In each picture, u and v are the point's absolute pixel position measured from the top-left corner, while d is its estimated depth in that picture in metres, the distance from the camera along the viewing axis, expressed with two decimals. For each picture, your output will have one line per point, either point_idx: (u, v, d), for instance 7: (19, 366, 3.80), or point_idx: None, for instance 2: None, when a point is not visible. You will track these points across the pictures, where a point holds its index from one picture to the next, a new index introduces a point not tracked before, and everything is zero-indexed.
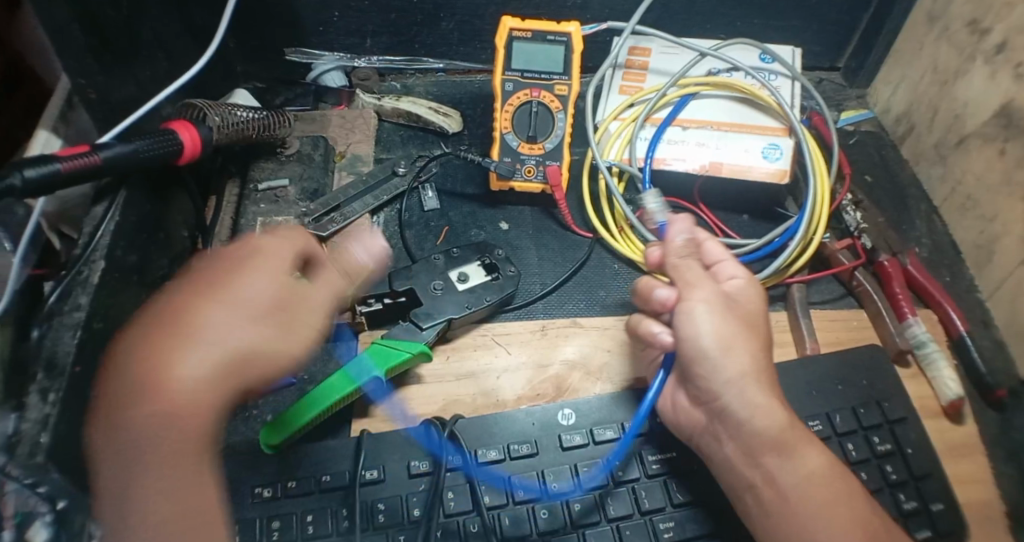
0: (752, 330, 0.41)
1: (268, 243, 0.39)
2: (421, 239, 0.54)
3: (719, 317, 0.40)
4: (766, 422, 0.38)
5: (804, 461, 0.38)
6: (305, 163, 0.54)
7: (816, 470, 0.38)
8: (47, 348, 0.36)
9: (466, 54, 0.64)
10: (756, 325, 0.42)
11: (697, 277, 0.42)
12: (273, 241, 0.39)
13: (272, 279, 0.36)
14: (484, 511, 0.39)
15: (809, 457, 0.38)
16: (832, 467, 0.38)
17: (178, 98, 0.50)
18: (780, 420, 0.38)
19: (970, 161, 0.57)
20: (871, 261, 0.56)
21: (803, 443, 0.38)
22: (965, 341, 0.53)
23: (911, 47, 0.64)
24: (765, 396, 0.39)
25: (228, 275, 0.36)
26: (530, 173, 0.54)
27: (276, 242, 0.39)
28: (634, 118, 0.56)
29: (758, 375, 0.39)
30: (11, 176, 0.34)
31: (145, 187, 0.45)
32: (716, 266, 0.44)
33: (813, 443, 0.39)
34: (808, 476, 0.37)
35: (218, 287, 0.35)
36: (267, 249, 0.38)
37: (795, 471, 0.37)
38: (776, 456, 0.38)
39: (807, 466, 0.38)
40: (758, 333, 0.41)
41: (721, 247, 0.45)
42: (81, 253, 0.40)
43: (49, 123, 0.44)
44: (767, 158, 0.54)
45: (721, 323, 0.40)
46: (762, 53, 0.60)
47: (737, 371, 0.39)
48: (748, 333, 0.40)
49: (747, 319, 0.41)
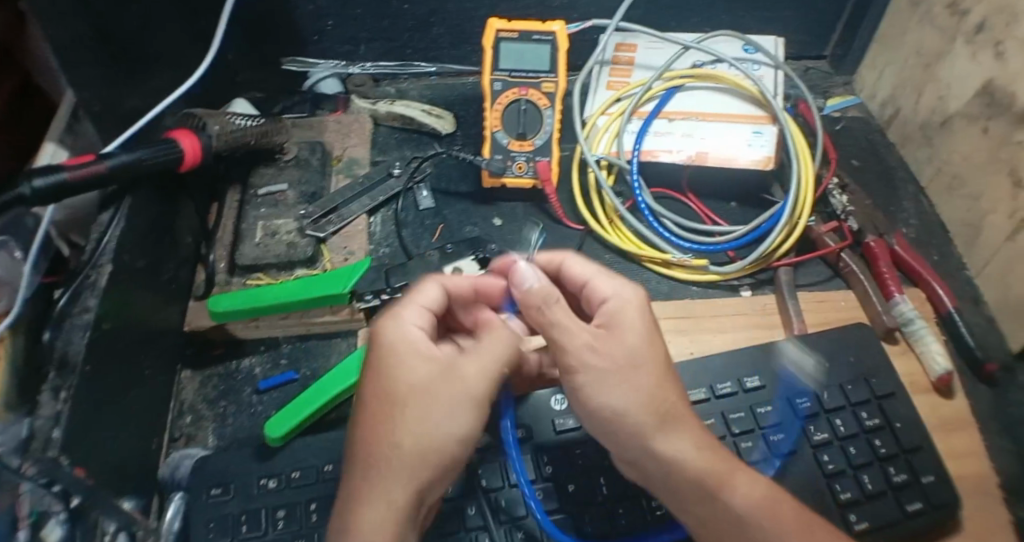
0: (637, 362, 0.35)
1: (391, 322, 0.36)
2: (417, 237, 0.55)
3: (598, 385, 0.35)
4: (685, 469, 0.34)
5: (733, 500, 0.34)
6: (302, 168, 0.56)
7: (761, 496, 0.35)
8: (59, 349, 0.38)
9: (457, 57, 0.66)
10: (642, 353, 0.36)
11: (571, 325, 0.36)
12: (399, 316, 0.37)
13: (418, 357, 0.34)
14: (481, 494, 0.41)
15: (738, 491, 0.34)
16: (767, 490, 0.35)
17: (180, 107, 0.52)
18: (703, 464, 0.34)
19: (955, 141, 0.58)
20: (858, 243, 0.57)
21: (732, 471, 0.35)
22: (954, 318, 0.53)
23: (895, 31, 0.65)
24: (682, 441, 0.35)
25: (383, 363, 0.35)
26: (521, 169, 0.56)
27: (406, 313, 0.37)
28: (621, 112, 0.58)
29: (671, 417, 0.35)
30: (21, 186, 0.37)
31: (149, 193, 0.47)
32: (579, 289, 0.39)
33: (743, 470, 0.36)
34: (743, 515, 0.34)
35: (376, 380, 0.34)
36: (393, 330, 0.36)
37: (725, 515, 0.34)
38: (704, 502, 0.34)
39: (736, 506, 0.34)
40: (655, 362, 0.36)
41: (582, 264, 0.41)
42: (88, 257, 0.41)
43: (55, 135, 0.46)
44: (752, 146, 0.56)
45: (607, 391, 0.34)
46: (744, 44, 0.62)
47: (646, 426, 0.34)
48: (636, 381, 0.35)
49: (641, 351, 0.36)
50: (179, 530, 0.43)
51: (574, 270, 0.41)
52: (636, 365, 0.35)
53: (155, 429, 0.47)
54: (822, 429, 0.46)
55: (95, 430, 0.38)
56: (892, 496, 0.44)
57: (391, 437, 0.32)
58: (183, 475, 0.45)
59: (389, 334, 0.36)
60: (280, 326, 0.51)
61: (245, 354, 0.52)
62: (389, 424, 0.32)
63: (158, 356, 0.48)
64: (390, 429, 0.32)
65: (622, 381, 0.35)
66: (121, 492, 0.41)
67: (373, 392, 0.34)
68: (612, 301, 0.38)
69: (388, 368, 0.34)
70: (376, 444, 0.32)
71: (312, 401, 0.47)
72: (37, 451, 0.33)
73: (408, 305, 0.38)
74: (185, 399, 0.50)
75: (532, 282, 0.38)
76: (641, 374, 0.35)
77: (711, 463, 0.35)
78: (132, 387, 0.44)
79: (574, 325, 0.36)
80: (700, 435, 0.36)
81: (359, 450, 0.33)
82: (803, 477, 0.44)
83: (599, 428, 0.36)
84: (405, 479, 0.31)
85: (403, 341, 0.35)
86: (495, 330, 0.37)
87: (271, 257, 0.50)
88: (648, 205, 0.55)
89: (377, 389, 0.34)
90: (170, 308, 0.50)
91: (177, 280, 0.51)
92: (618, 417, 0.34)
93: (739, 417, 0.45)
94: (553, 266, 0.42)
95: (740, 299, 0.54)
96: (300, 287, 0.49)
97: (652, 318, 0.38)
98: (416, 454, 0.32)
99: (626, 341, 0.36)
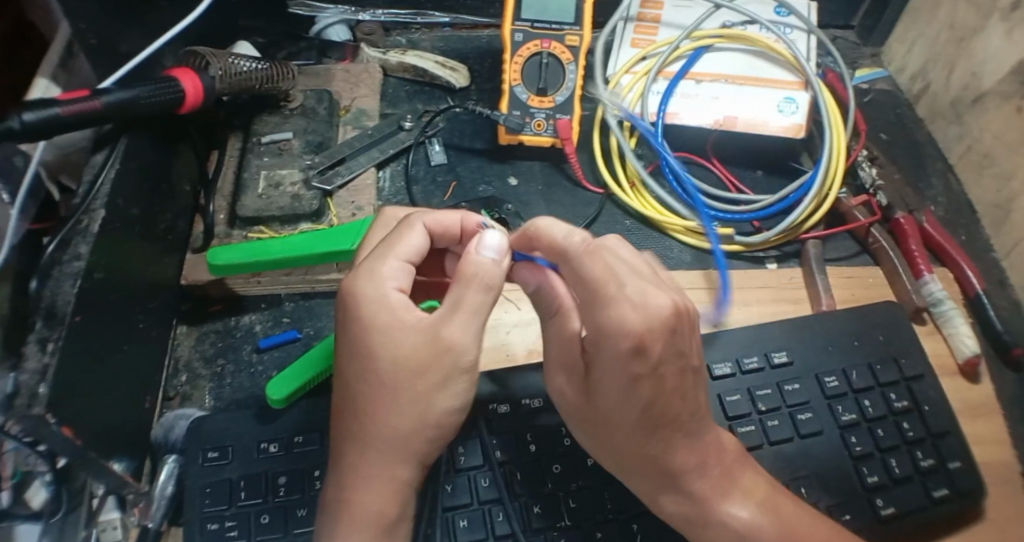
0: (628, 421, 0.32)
1: (369, 283, 0.33)
2: (428, 194, 0.54)
3: (583, 425, 0.35)
4: (685, 505, 0.34)
5: (714, 535, 0.34)
6: (309, 117, 0.53)
7: (758, 524, 0.34)
8: (47, 298, 0.34)
9: (473, 7, 0.63)
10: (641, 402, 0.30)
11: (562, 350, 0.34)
12: (377, 273, 0.33)
13: (408, 328, 0.32)
14: (496, 466, 0.40)
15: (724, 527, 0.34)
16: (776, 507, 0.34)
17: (181, 45, 0.49)
18: (703, 491, 0.34)
19: (988, 119, 0.55)
20: (886, 219, 0.55)
21: (726, 493, 0.34)
22: (982, 301, 0.52)
23: (929, 3, 0.61)
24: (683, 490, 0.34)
25: (362, 333, 0.32)
26: (540, 126, 0.54)
27: (386, 271, 0.33)
28: (646, 71, 0.55)
29: (664, 467, 0.33)
30: (9, 119, 0.33)
31: (145, 137, 0.43)
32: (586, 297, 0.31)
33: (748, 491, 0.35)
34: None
35: (355, 350, 0.33)
36: (374, 293, 0.33)
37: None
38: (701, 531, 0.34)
39: (728, 537, 0.34)
40: (637, 423, 0.31)
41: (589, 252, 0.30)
42: (80, 201, 0.38)
43: (48, 70, 0.43)
44: (783, 112, 0.53)
45: (588, 430, 0.35)
46: (777, 5, 0.58)
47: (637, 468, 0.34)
48: (613, 436, 0.33)
49: (616, 414, 0.31)
50: (173, 493, 0.41)
51: (579, 273, 0.30)
52: (610, 425, 0.33)
53: (150, 387, 0.44)
54: (849, 409, 0.44)
55: (86, 386, 0.35)
56: (917, 481, 0.42)
57: (380, 416, 0.32)
58: (178, 437, 0.43)
59: (371, 299, 0.32)
60: (283, 282, 0.49)
61: (245, 311, 0.50)
62: (377, 405, 0.32)
63: (154, 310, 0.45)
64: (375, 410, 0.32)
65: (600, 433, 0.34)
66: (111, 455, 0.38)
67: (356, 363, 0.33)
68: (597, 344, 0.30)
69: (370, 340, 0.32)
70: (365, 420, 0.32)
71: (319, 361, 0.45)
72: (19, 410, 0.30)
73: (387, 259, 0.34)
74: (180, 355, 0.48)
75: (497, 257, 0.31)
76: (618, 431, 0.33)
77: (692, 507, 0.34)
78: (126, 341, 0.41)
79: (568, 354, 0.34)
80: (686, 482, 0.34)
81: (346, 422, 0.33)
82: (827, 459, 0.43)
83: (599, 457, 0.37)
84: (402, 456, 0.32)
85: (383, 309, 0.32)
86: (465, 289, 0.31)
87: (275, 210, 0.48)
88: (672, 168, 0.52)
89: (358, 362, 0.33)
90: (166, 260, 0.47)
91: (174, 231, 0.48)
92: (608, 455, 0.35)
93: (766, 394, 0.44)
94: (563, 247, 0.31)
95: (763, 272, 0.52)
96: (310, 240, 0.47)
97: (650, 367, 0.29)
98: (407, 432, 0.32)
99: (604, 400, 0.31)
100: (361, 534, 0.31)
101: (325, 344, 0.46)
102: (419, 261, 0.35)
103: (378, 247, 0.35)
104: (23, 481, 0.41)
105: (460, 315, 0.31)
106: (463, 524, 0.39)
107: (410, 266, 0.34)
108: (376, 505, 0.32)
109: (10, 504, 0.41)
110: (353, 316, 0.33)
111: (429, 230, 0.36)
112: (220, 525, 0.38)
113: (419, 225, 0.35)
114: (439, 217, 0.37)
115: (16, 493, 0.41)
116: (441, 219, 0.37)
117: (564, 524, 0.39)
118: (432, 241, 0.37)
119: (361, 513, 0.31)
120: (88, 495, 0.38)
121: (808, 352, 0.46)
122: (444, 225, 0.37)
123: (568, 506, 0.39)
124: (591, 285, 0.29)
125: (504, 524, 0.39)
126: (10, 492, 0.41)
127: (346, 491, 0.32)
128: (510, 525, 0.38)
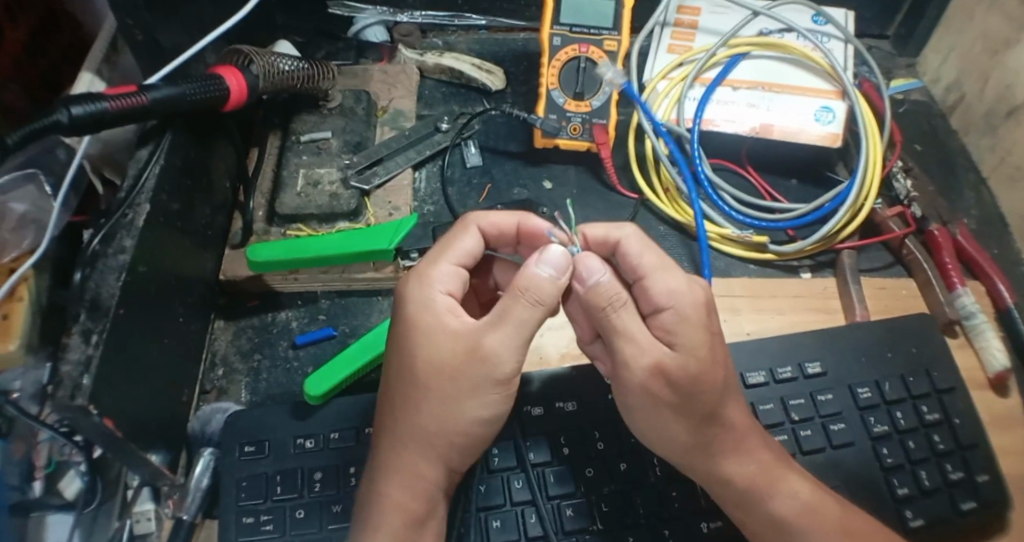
0: (694, 398, 0.34)
1: (417, 286, 0.34)
2: (463, 195, 0.54)
3: (657, 408, 0.35)
4: (734, 482, 0.37)
5: (772, 507, 0.37)
6: (347, 117, 0.53)
7: (808, 502, 0.37)
8: (90, 290, 0.34)
9: (508, 10, 0.63)
10: (705, 377, 0.34)
11: (640, 333, 0.33)
12: (427, 277, 0.35)
13: (448, 334, 0.32)
14: (529, 468, 0.40)
15: (778, 500, 0.37)
16: (815, 493, 0.38)
17: (223, 44, 0.49)
18: (750, 471, 0.37)
19: (1020, 132, 0.54)
20: (920, 230, 0.54)
21: (777, 479, 0.37)
22: (1012, 314, 0.51)
23: (964, 14, 0.61)
24: (735, 465, 0.37)
25: (405, 334, 0.33)
26: (576, 131, 0.54)
27: (436, 274, 0.35)
28: (683, 77, 0.55)
29: (717, 444, 0.36)
30: (58, 112, 0.35)
31: (189, 133, 0.43)
32: (645, 278, 0.36)
33: (789, 479, 0.37)
34: (781, 521, 0.36)
35: (398, 350, 0.34)
36: (421, 296, 0.34)
37: (764, 520, 0.37)
38: (746, 509, 0.37)
39: (776, 510, 0.37)
40: (713, 386, 0.35)
41: (645, 247, 0.36)
42: (125, 195, 0.38)
43: (93, 65, 0.44)
44: (819, 121, 0.53)
45: (660, 415, 0.35)
46: (815, 13, 0.58)
47: (692, 449, 0.36)
48: (692, 407, 0.34)
49: (700, 375, 0.34)
50: (207, 487, 0.42)
51: (632, 257, 0.37)
52: (695, 393, 0.34)
53: (187, 380, 0.45)
54: (881, 421, 0.44)
55: (128, 376, 0.36)
56: (945, 493, 0.42)
57: (415, 414, 0.33)
58: (215, 430, 0.44)
59: (417, 301, 0.34)
60: (320, 279, 0.50)
61: (281, 307, 0.51)
62: (411, 404, 0.33)
63: (192, 304, 0.46)
64: (406, 408, 0.33)
65: (680, 408, 0.34)
66: (150, 446, 0.39)
67: (399, 363, 0.34)
68: (669, 311, 0.34)
69: (412, 342, 0.33)
70: (403, 417, 0.34)
71: (357, 358, 0.45)
72: (64, 400, 0.30)
73: (439, 262, 0.35)
74: (217, 349, 0.49)
75: (553, 272, 0.30)
76: (697, 400, 0.34)
77: (753, 477, 0.37)
78: (165, 334, 0.42)
79: (644, 334, 0.33)
80: (746, 449, 0.37)
81: (388, 419, 0.35)
82: (856, 469, 0.43)
83: (655, 445, 0.38)
84: (430, 456, 0.33)
85: (427, 312, 0.33)
86: (514, 298, 0.31)
87: (313, 208, 0.48)
88: (707, 175, 0.53)
89: (399, 363, 0.34)
90: (205, 255, 0.48)
91: (213, 227, 0.49)
92: (678, 437, 0.36)
93: (798, 403, 0.44)
94: (609, 243, 0.37)
95: (796, 282, 0.52)
96: (346, 239, 0.47)
97: (711, 327, 0.35)
98: (435, 432, 0.33)
99: (689, 362, 0.34)
100: (388, 527, 0.32)
101: (361, 342, 0.46)
102: (473, 264, 0.37)
103: (433, 251, 0.37)
104: (57, 470, 0.43)
105: (505, 327, 0.31)
106: (497, 524, 0.39)
107: (463, 269, 0.36)
108: (401, 501, 0.33)
109: (43, 494, 0.42)
110: (400, 316, 0.34)
111: (485, 233, 0.38)
112: (256, 518, 0.39)
113: (473, 227, 0.37)
114: (494, 219, 0.38)
115: (49, 482, 0.42)
116: (497, 220, 0.38)
117: (595, 528, 0.39)
118: (486, 242, 0.38)
119: (389, 507, 0.33)
120: (121, 487, 0.42)
121: (840, 363, 0.46)
122: (500, 227, 0.38)
123: (601, 510, 0.40)
124: (646, 264, 0.36)
125: (537, 526, 0.39)
126: (44, 482, 0.42)
127: (378, 483, 0.34)
128: (543, 526, 0.39)
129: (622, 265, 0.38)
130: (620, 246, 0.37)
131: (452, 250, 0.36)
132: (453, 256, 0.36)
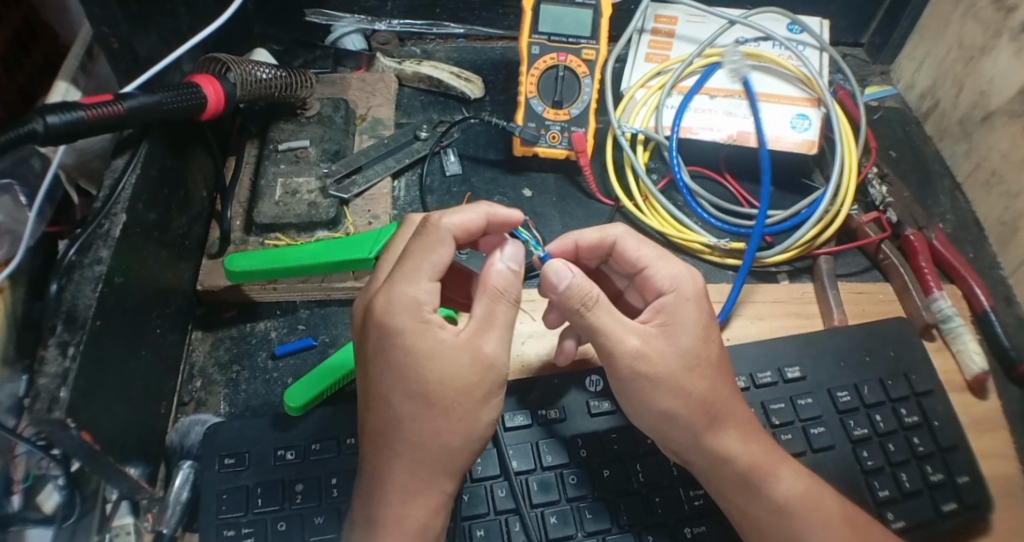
0: (693, 370, 0.36)
1: (409, 312, 0.33)
2: (442, 204, 0.55)
3: (651, 387, 0.36)
4: (724, 477, 0.37)
5: (765, 506, 0.37)
6: (325, 125, 0.54)
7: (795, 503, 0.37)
8: (67, 301, 0.34)
9: (486, 19, 0.65)
10: (699, 354, 0.36)
11: (621, 325, 0.36)
12: (414, 300, 0.33)
13: (452, 354, 0.33)
14: (512, 476, 0.40)
15: (780, 485, 0.37)
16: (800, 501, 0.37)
17: (200, 53, 0.49)
18: (743, 467, 0.37)
19: (996, 138, 0.55)
20: (896, 235, 0.55)
21: (764, 487, 0.37)
22: (989, 318, 0.52)
23: (938, 22, 0.62)
24: (740, 444, 0.37)
25: (406, 363, 0.33)
26: (555, 139, 0.55)
27: (422, 297, 0.34)
28: (661, 86, 0.56)
29: (719, 416, 0.37)
30: (34, 121, 0.34)
31: (164, 142, 0.43)
32: (648, 266, 0.40)
33: (781, 471, 0.38)
34: (777, 513, 0.37)
35: (399, 379, 0.33)
36: (414, 322, 0.33)
37: (765, 505, 0.37)
38: (736, 506, 0.37)
39: (766, 513, 0.37)
40: (709, 361, 0.37)
41: (642, 244, 0.41)
42: (101, 205, 0.37)
43: (68, 74, 0.43)
44: (796, 128, 0.54)
45: (656, 392, 0.36)
46: (791, 22, 0.60)
47: (700, 425, 0.36)
48: (689, 383, 0.36)
49: (695, 351, 0.36)
50: (187, 500, 0.41)
51: (631, 252, 0.40)
52: (690, 367, 0.36)
53: (165, 392, 0.44)
54: (861, 424, 0.44)
55: (107, 386, 0.36)
56: (927, 494, 0.43)
57: (398, 429, 0.33)
58: (194, 443, 0.43)
59: (412, 328, 0.33)
60: (298, 288, 0.50)
61: (260, 317, 0.51)
62: (408, 418, 0.33)
63: (169, 316, 0.45)
64: (409, 417, 0.33)
65: (676, 384, 0.36)
66: (128, 459, 0.38)
67: (400, 392, 0.33)
68: (671, 294, 0.38)
69: (419, 371, 0.32)
70: (387, 432, 0.34)
71: (339, 368, 0.45)
72: (39, 414, 0.30)
73: (419, 281, 0.34)
74: (195, 361, 0.48)
75: (514, 265, 0.35)
76: (696, 375, 0.36)
77: (758, 459, 0.37)
78: (142, 345, 0.41)
79: (625, 327, 0.36)
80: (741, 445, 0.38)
81: (377, 436, 0.34)
82: (838, 471, 0.43)
83: (649, 428, 0.38)
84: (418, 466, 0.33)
85: (427, 337, 0.33)
86: (496, 301, 0.34)
87: (291, 217, 0.48)
88: (686, 183, 0.54)
89: (401, 389, 0.33)
90: (183, 266, 0.47)
91: (190, 236, 0.49)
92: (673, 413, 0.36)
93: (779, 408, 0.44)
94: (607, 243, 0.41)
95: (773, 286, 0.53)
96: (330, 244, 0.47)
97: (706, 308, 0.38)
98: (430, 440, 0.33)
99: (680, 340, 0.36)
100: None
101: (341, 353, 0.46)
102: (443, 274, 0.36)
103: (404, 269, 0.35)
104: (35, 484, 0.42)
105: (497, 330, 0.34)
106: (480, 533, 0.39)
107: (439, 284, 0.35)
108: (384, 516, 0.33)
109: (21, 507, 0.41)
110: (390, 341, 0.33)
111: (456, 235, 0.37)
112: (237, 531, 0.38)
113: (450, 235, 0.36)
114: (463, 221, 0.38)
115: (28, 497, 0.42)
116: (469, 223, 0.38)
117: (580, 536, 0.39)
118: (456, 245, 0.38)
119: (381, 524, 0.33)
120: (101, 501, 0.41)
121: (819, 367, 0.47)
122: (468, 228, 0.38)
123: (585, 517, 0.40)
124: (647, 255, 0.40)
125: (521, 534, 0.39)
126: (22, 496, 0.41)
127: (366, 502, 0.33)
128: (526, 535, 0.38)
129: (622, 261, 0.42)
130: (617, 246, 0.41)
131: (422, 262, 0.35)
132: (424, 273, 0.34)
